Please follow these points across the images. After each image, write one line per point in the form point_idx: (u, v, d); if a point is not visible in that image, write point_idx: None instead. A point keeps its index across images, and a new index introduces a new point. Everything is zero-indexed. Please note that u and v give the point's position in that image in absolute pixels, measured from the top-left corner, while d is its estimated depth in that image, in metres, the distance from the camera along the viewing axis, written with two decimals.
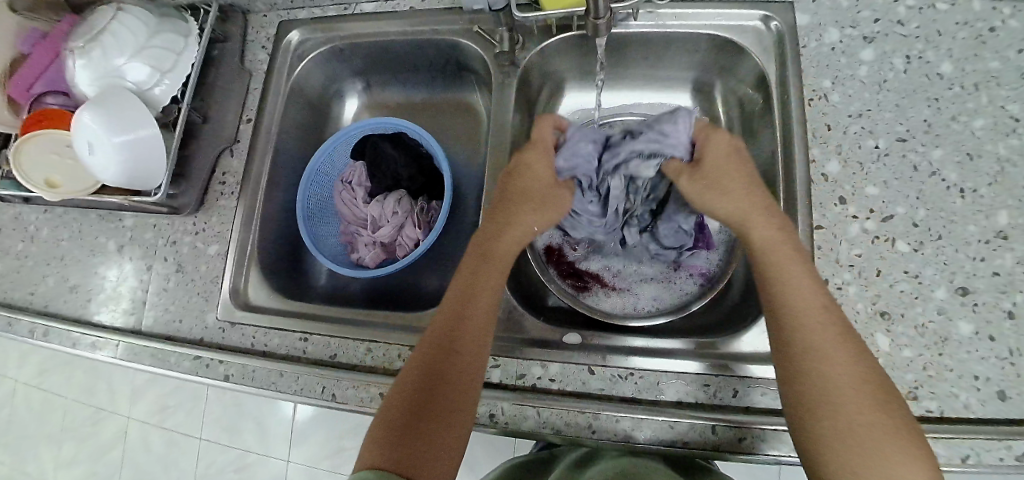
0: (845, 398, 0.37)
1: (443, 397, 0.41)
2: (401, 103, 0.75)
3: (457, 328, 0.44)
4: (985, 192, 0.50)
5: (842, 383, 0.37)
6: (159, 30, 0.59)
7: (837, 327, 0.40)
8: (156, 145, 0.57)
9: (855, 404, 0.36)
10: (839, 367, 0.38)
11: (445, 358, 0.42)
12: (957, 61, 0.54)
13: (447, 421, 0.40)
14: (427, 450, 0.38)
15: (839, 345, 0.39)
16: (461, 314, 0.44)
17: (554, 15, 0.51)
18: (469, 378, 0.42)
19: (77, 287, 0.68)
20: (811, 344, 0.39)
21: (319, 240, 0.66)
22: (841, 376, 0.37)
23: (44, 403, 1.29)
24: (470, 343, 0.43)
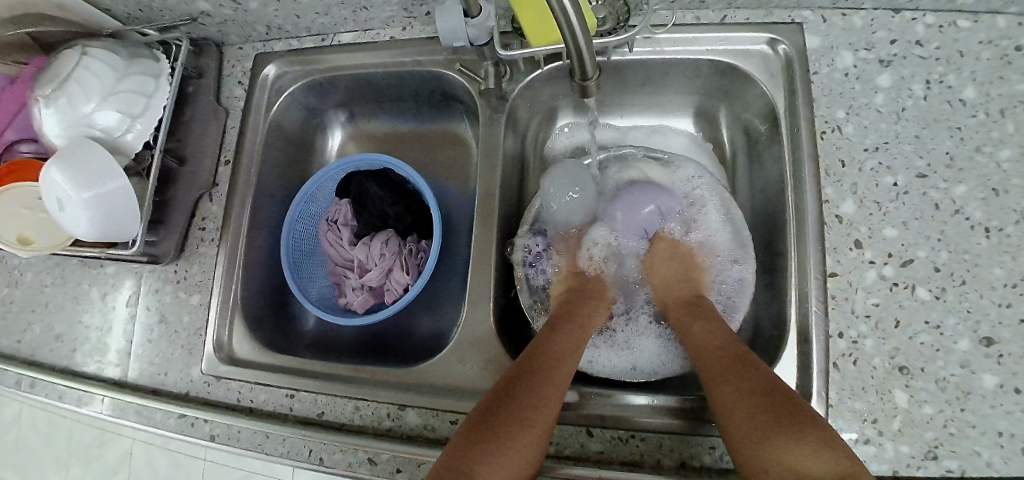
0: (737, 406, 0.39)
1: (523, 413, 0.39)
2: (387, 133, 0.72)
3: (542, 359, 0.45)
4: (1012, 231, 0.46)
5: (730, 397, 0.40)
6: (127, 73, 0.56)
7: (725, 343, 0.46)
8: (130, 197, 0.54)
9: (745, 410, 0.38)
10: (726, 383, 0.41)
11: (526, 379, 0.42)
12: (982, 85, 0.50)
13: (521, 431, 0.38)
14: (497, 458, 0.36)
15: (728, 366, 0.43)
16: (552, 352, 0.46)
17: (541, 51, 0.47)
18: (549, 406, 0.41)
19: (60, 336, 0.65)
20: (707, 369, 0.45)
21: (306, 284, 0.64)
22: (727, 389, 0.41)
23: (49, 426, 1.28)
24: (555, 376, 0.44)
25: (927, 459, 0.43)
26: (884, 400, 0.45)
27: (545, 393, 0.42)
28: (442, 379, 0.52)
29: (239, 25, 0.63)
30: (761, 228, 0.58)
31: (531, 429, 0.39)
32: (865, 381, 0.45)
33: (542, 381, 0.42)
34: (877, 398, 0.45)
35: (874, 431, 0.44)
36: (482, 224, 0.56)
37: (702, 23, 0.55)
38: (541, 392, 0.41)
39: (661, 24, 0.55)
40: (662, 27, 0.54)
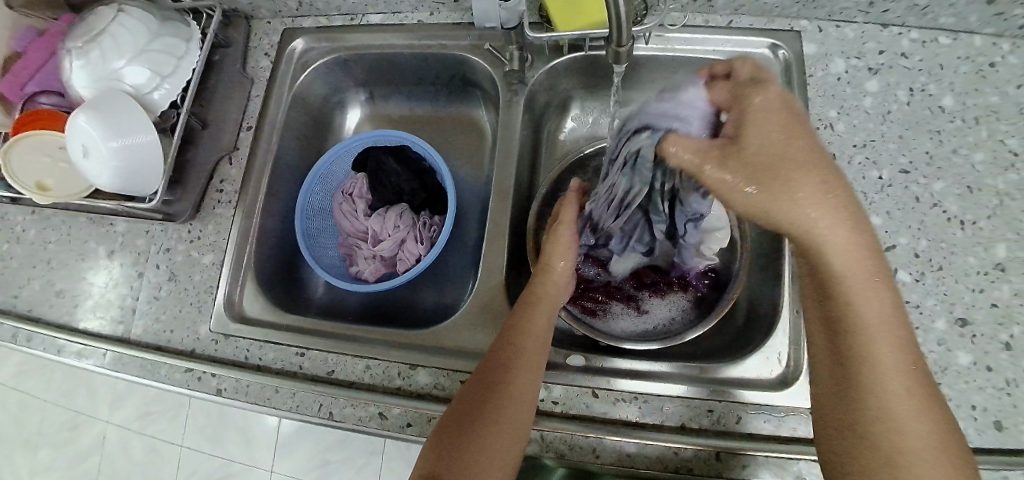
0: (907, 424, 0.33)
1: (495, 410, 0.42)
2: (404, 116, 0.75)
3: (510, 345, 0.45)
4: (984, 225, 0.51)
5: (897, 399, 0.34)
6: (160, 33, 0.57)
7: (899, 337, 0.35)
8: (154, 149, 0.55)
9: (914, 430, 0.33)
10: (900, 383, 0.34)
11: (494, 375, 0.44)
12: (958, 95, 0.55)
13: (497, 420, 0.41)
14: (487, 441, 0.40)
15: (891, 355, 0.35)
16: (517, 331, 0.46)
17: (567, 36, 0.50)
18: (524, 390, 0.43)
19: (62, 292, 0.65)
20: (868, 359, 0.35)
21: (318, 252, 0.65)
22: (899, 395, 0.34)
23: (19, 406, 1.23)
24: (524, 355, 0.45)
25: None
26: None
27: (515, 380, 0.43)
28: (453, 342, 0.54)
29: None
30: None
31: (506, 421, 0.41)
32: None
33: (514, 369, 0.44)
34: None
35: None
36: (498, 197, 0.58)
37: (711, 26, 0.60)
38: (514, 384, 0.43)
39: (673, 24, 0.60)
40: (674, 26, 0.59)
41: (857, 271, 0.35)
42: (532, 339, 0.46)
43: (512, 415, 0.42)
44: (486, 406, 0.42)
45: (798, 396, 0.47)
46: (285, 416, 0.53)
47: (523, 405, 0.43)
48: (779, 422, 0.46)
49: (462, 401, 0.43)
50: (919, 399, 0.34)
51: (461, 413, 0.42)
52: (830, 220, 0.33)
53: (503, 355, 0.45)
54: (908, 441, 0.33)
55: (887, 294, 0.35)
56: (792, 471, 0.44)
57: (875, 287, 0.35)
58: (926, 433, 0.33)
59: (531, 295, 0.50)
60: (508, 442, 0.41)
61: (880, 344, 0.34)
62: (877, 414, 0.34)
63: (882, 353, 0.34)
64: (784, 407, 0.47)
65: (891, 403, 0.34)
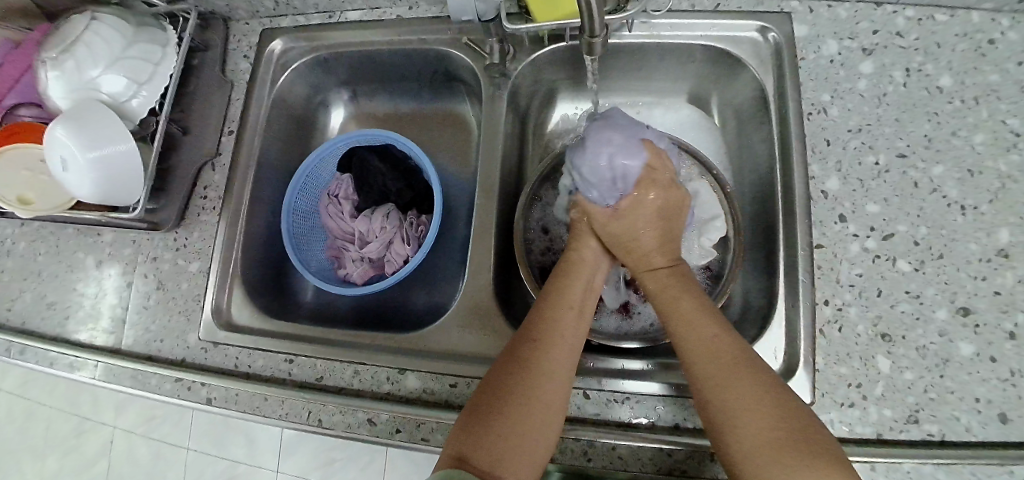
0: (745, 423, 0.35)
1: (533, 397, 0.39)
2: (389, 113, 0.74)
3: (546, 330, 0.43)
4: (986, 209, 0.49)
5: (728, 404, 0.36)
6: (136, 40, 0.56)
7: (724, 342, 0.39)
8: (134, 159, 0.54)
9: (754, 432, 0.34)
10: (728, 388, 0.36)
11: (528, 360, 0.41)
12: (957, 74, 0.53)
13: (522, 409, 0.38)
14: (511, 431, 0.37)
15: (732, 357, 0.38)
16: (549, 316, 0.44)
17: (546, 27, 0.49)
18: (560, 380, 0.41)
19: (53, 304, 0.65)
20: (704, 363, 0.39)
21: (306, 255, 0.65)
22: (733, 398, 0.36)
23: (27, 414, 1.25)
24: (560, 342, 0.42)
25: (909, 422, 0.45)
26: (867, 366, 0.47)
27: (551, 368, 0.41)
28: (442, 345, 0.53)
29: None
30: (750, 208, 0.60)
31: (544, 414, 0.39)
32: (849, 347, 0.47)
33: (549, 355, 0.41)
34: (861, 363, 0.47)
35: (859, 394, 0.46)
36: (483, 196, 0.57)
37: (697, 10, 0.58)
38: (550, 371, 0.40)
39: (657, 9, 0.58)
40: (659, 12, 0.57)
41: (699, 319, 0.41)
42: (567, 325, 0.44)
43: (548, 405, 0.39)
44: (523, 391, 0.39)
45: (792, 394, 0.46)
46: (276, 424, 0.52)
47: (558, 394, 0.40)
48: None
49: (494, 384, 0.40)
50: (752, 398, 0.35)
51: (492, 399, 0.39)
52: (642, 237, 0.49)
53: (539, 339, 0.42)
54: (747, 441, 0.34)
55: (706, 317, 0.41)
56: None
57: (679, 307, 0.43)
58: (769, 430, 0.34)
59: (563, 280, 0.48)
60: (542, 435, 0.38)
61: (704, 361, 0.39)
62: (721, 419, 0.36)
63: (702, 364, 0.39)
64: None
65: (725, 408, 0.36)
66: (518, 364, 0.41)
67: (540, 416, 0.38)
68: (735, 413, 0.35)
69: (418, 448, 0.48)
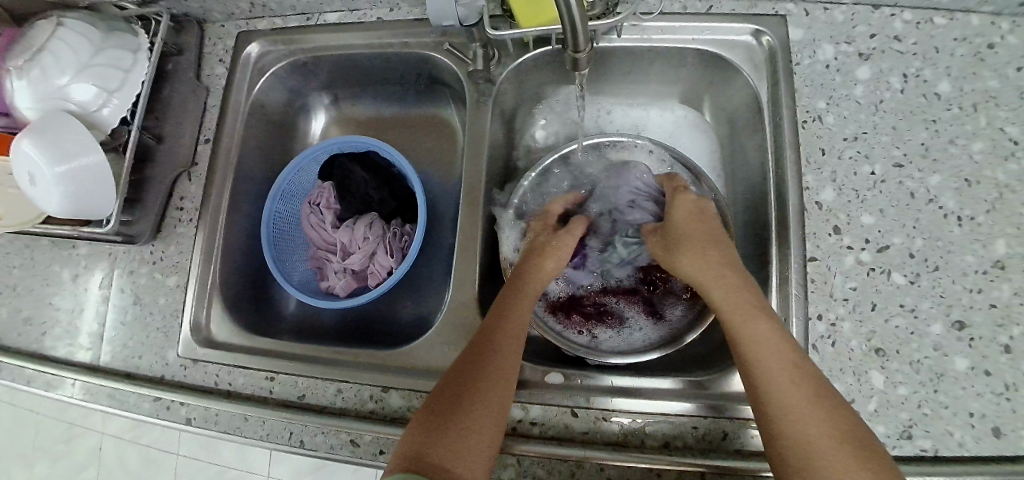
0: (820, 436, 0.35)
1: (478, 394, 0.40)
2: (374, 118, 0.72)
3: (490, 333, 0.45)
4: (984, 220, 0.48)
5: (801, 415, 0.36)
6: (103, 46, 0.54)
7: (800, 364, 0.39)
8: (105, 169, 0.51)
9: (832, 447, 0.35)
10: (801, 399, 0.37)
11: (476, 360, 0.43)
12: (955, 80, 0.51)
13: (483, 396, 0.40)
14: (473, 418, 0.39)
15: (804, 383, 0.38)
16: (501, 316, 0.47)
17: (532, 32, 0.47)
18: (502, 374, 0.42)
19: (28, 319, 0.63)
20: (780, 396, 0.38)
21: (288, 267, 0.63)
22: (807, 407, 0.37)
23: (15, 421, 1.23)
24: (506, 343, 0.44)
25: (902, 438, 0.44)
26: (861, 382, 0.46)
27: (496, 361, 0.43)
28: (427, 362, 0.51)
29: (221, 2, 0.62)
30: (742, 217, 0.59)
31: (497, 384, 0.41)
32: (842, 363, 0.46)
33: (495, 353, 0.43)
34: (854, 380, 0.46)
35: None
36: (468, 207, 0.55)
37: (689, 13, 0.56)
38: (496, 366, 0.42)
39: (648, 12, 0.56)
40: (650, 15, 0.55)
41: (760, 331, 0.41)
42: (514, 325, 0.46)
43: (494, 405, 0.40)
44: (468, 394, 0.40)
45: None
46: (257, 444, 0.51)
47: (504, 389, 0.42)
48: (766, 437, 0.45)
49: (444, 392, 0.41)
50: (826, 410, 0.36)
51: (441, 403, 0.40)
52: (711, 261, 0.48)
53: (484, 342, 0.44)
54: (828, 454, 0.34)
55: (765, 320, 0.41)
56: None
57: (755, 317, 0.42)
58: (848, 444, 0.35)
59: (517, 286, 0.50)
60: (486, 431, 0.39)
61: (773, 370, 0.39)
62: (795, 435, 0.36)
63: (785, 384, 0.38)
64: None
65: (804, 419, 0.36)
66: (467, 366, 0.43)
67: (481, 415, 0.39)
68: (814, 429, 0.36)
69: None
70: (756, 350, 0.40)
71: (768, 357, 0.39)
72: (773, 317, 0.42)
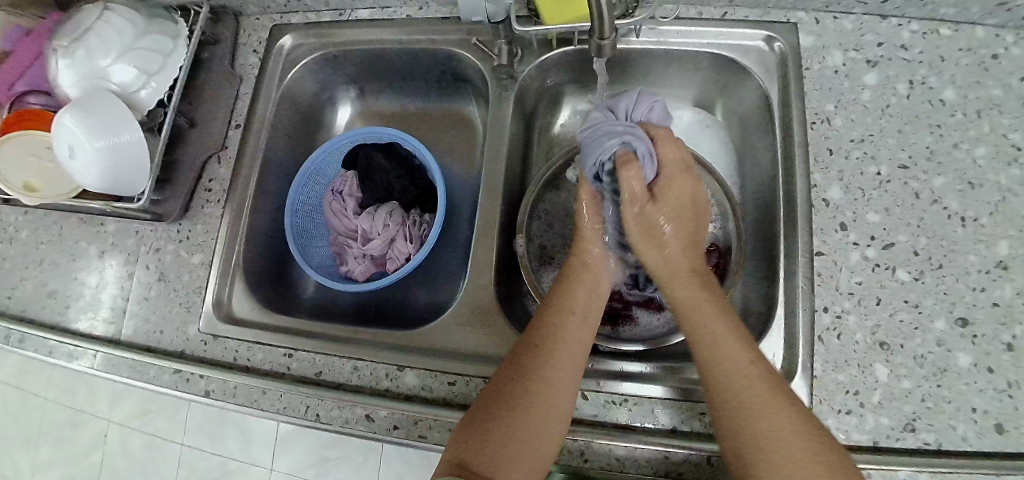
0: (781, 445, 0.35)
1: (534, 404, 0.40)
2: (396, 112, 0.75)
3: (558, 339, 0.44)
4: (986, 222, 0.49)
5: (760, 416, 0.37)
6: (146, 31, 0.56)
7: (754, 376, 0.39)
8: (142, 149, 0.54)
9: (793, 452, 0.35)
10: (762, 401, 0.37)
11: (537, 362, 0.42)
12: (959, 88, 0.54)
13: (544, 401, 0.41)
14: (531, 418, 0.40)
15: (759, 389, 0.38)
16: (546, 326, 0.45)
17: (555, 29, 0.50)
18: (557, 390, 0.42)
19: (53, 293, 0.64)
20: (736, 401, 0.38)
21: (308, 251, 0.65)
22: (762, 406, 0.37)
23: (20, 405, 1.24)
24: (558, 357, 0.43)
25: (905, 431, 0.45)
26: (866, 374, 0.47)
27: (555, 365, 0.42)
28: (442, 343, 0.53)
29: None
30: (751, 215, 0.61)
31: (557, 392, 0.41)
32: (847, 355, 0.48)
33: (549, 369, 0.42)
34: (859, 371, 0.47)
35: (856, 402, 0.46)
36: (488, 196, 0.58)
37: (705, 18, 0.58)
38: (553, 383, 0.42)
39: (665, 16, 0.58)
40: (667, 18, 0.58)
41: (710, 313, 0.43)
42: (567, 333, 0.45)
43: (549, 417, 0.40)
44: (521, 404, 0.40)
45: None
46: (274, 418, 0.52)
47: (563, 403, 0.41)
48: None
49: (499, 397, 0.41)
50: (790, 414, 0.37)
51: (496, 409, 0.40)
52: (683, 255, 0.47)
53: (534, 353, 0.43)
54: (793, 457, 0.35)
55: (717, 318, 0.42)
56: None
57: (743, 342, 0.41)
58: (807, 455, 0.35)
59: (571, 282, 0.49)
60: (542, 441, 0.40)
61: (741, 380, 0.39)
62: (750, 433, 0.37)
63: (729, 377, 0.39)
64: None
65: (772, 417, 0.37)
66: (516, 378, 0.42)
67: (538, 427, 0.40)
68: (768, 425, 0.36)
69: (415, 445, 0.49)
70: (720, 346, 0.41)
71: (725, 360, 0.40)
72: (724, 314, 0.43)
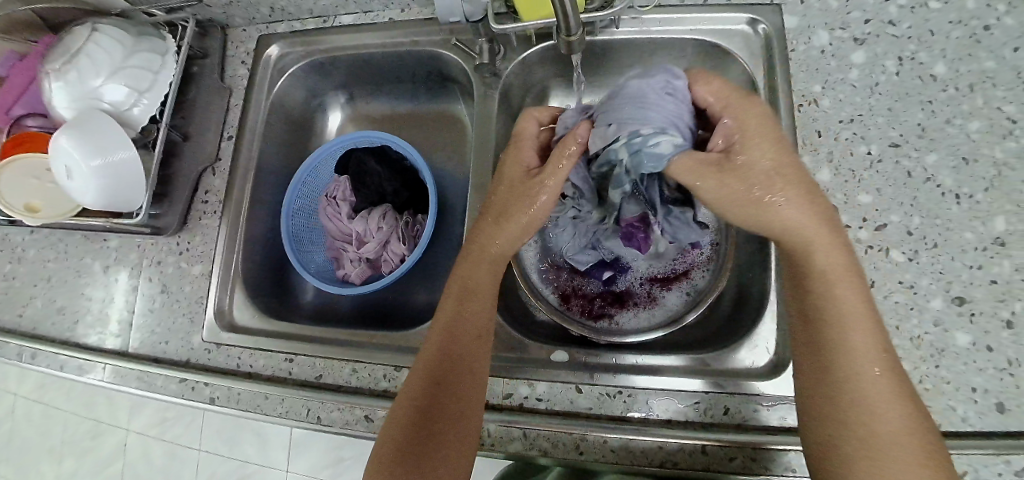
0: (895, 430, 0.34)
1: (449, 414, 0.42)
2: (387, 115, 0.75)
3: (454, 335, 0.45)
4: (982, 198, 0.48)
5: (877, 384, 0.36)
6: (135, 49, 0.57)
7: (875, 338, 0.37)
8: (137, 165, 0.55)
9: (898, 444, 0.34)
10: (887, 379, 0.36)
11: (446, 368, 0.44)
12: (951, 61, 0.52)
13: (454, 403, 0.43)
14: (448, 426, 0.42)
15: (877, 359, 0.37)
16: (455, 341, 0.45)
17: (530, 26, 0.49)
18: (473, 384, 0.43)
19: (63, 309, 0.66)
20: (844, 350, 0.37)
21: (305, 257, 0.66)
22: (883, 384, 0.36)
23: (44, 418, 1.28)
24: (470, 354, 0.44)
25: None
26: None
27: (463, 373, 0.44)
28: None
29: (244, 7, 0.65)
30: None
31: (464, 392, 0.43)
32: None
33: (463, 369, 0.44)
34: None
35: None
36: (477, 195, 0.58)
37: (687, 3, 0.58)
38: (464, 382, 0.43)
39: (646, 5, 0.58)
40: (648, 7, 0.57)
41: (830, 259, 0.39)
42: (473, 333, 0.45)
43: (464, 411, 0.43)
44: (441, 406, 0.42)
45: (786, 385, 0.46)
46: (276, 422, 0.54)
47: (470, 396, 0.43)
48: (767, 412, 0.46)
49: (417, 401, 0.43)
50: (909, 415, 0.35)
51: (420, 410, 0.42)
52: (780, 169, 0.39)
53: (449, 352, 0.44)
54: (887, 434, 0.34)
55: (848, 279, 0.39)
56: (781, 463, 0.44)
57: (851, 279, 0.39)
58: (918, 437, 0.34)
59: (483, 244, 0.48)
60: (465, 437, 0.42)
61: (844, 344, 0.37)
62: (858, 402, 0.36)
63: (866, 366, 0.36)
64: (774, 396, 0.46)
65: (886, 408, 0.35)
66: (435, 378, 0.44)
67: (461, 413, 0.43)
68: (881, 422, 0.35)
69: None
70: (834, 293, 0.38)
71: (842, 307, 0.38)
72: (875, 317, 0.38)
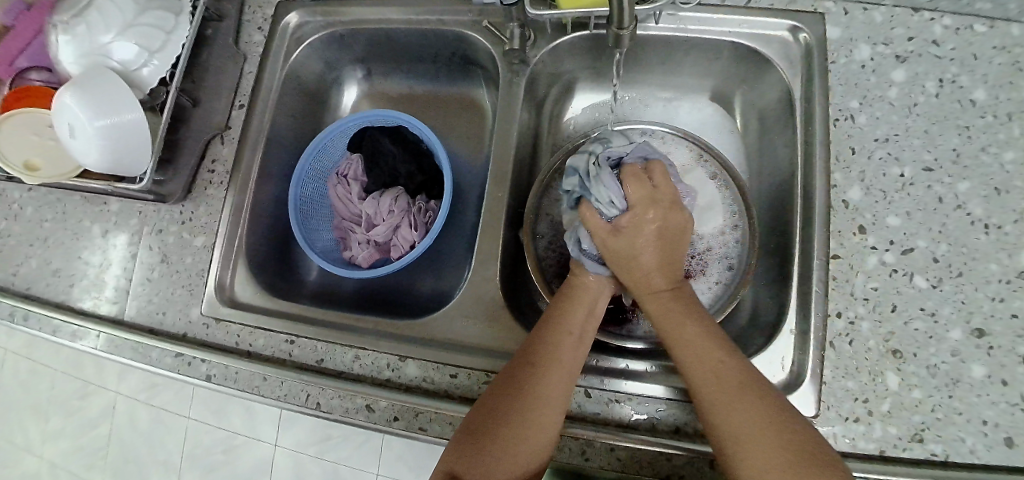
0: (750, 428, 0.36)
1: (514, 428, 0.39)
2: (405, 95, 0.73)
3: (554, 345, 0.44)
4: (1011, 230, 0.48)
5: (721, 391, 0.38)
6: (146, 7, 0.54)
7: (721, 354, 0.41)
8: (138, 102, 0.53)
9: (763, 438, 0.35)
10: (735, 401, 0.38)
11: (540, 362, 0.42)
12: (992, 87, 0.51)
13: (545, 401, 0.41)
14: (533, 425, 0.40)
15: (725, 372, 0.39)
16: (554, 348, 0.43)
17: (570, 14, 0.46)
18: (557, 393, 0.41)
19: (57, 271, 0.64)
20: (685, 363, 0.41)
21: (312, 236, 0.64)
22: (726, 400, 0.38)
23: (32, 376, 1.26)
24: (548, 388, 0.41)
25: (913, 441, 0.44)
26: (876, 382, 0.46)
27: (555, 376, 0.42)
28: (445, 334, 0.52)
29: None
30: (767, 213, 0.60)
31: (553, 390, 0.41)
32: (859, 361, 0.47)
33: (543, 391, 0.41)
34: (869, 379, 0.46)
35: (865, 410, 0.45)
36: (496, 187, 0.56)
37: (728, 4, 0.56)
38: (544, 400, 0.41)
39: (686, 2, 0.56)
40: (688, 4, 0.55)
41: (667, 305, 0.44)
42: (572, 346, 0.44)
43: (548, 409, 0.41)
44: (516, 414, 0.40)
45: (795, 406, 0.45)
46: (273, 404, 0.53)
47: (557, 398, 0.41)
48: None
49: (491, 406, 0.41)
50: (766, 417, 0.36)
51: (506, 395, 0.41)
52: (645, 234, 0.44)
53: (540, 360, 0.43)
54: (750, 443, 0.36)
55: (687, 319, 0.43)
56: None
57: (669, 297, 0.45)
58: (778, 443, 0.35)
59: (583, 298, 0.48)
60: (524, 450, 0.39)
61: (710, 373, 0.40)
62: (724, 427, 0.37)
63: (703, 370, 0.40)
64: None
65: (738, 412, 0.37)
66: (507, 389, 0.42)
67: (544, 413, 0.40)
68: (762, 430, 0.36)
69: (416, 436, 0.49)
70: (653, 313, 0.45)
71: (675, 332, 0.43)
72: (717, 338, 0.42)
